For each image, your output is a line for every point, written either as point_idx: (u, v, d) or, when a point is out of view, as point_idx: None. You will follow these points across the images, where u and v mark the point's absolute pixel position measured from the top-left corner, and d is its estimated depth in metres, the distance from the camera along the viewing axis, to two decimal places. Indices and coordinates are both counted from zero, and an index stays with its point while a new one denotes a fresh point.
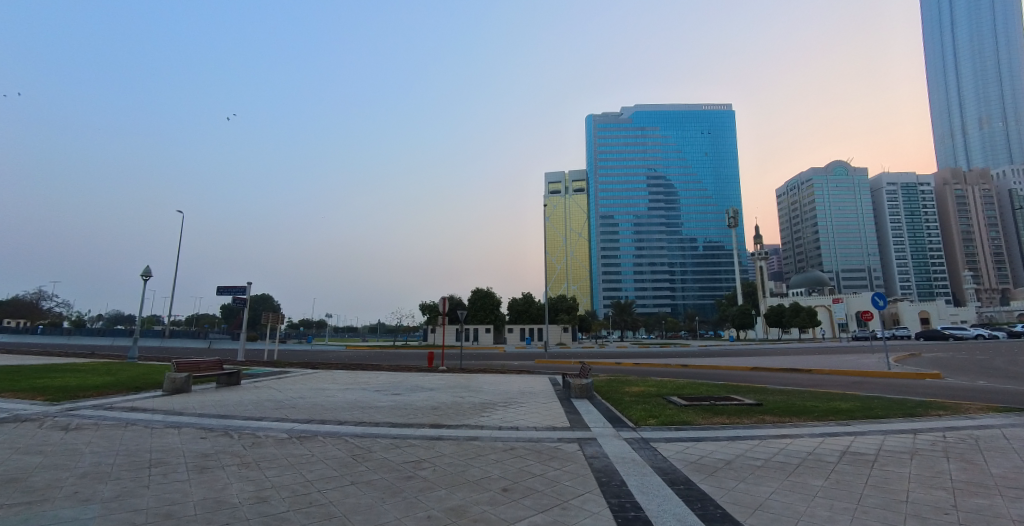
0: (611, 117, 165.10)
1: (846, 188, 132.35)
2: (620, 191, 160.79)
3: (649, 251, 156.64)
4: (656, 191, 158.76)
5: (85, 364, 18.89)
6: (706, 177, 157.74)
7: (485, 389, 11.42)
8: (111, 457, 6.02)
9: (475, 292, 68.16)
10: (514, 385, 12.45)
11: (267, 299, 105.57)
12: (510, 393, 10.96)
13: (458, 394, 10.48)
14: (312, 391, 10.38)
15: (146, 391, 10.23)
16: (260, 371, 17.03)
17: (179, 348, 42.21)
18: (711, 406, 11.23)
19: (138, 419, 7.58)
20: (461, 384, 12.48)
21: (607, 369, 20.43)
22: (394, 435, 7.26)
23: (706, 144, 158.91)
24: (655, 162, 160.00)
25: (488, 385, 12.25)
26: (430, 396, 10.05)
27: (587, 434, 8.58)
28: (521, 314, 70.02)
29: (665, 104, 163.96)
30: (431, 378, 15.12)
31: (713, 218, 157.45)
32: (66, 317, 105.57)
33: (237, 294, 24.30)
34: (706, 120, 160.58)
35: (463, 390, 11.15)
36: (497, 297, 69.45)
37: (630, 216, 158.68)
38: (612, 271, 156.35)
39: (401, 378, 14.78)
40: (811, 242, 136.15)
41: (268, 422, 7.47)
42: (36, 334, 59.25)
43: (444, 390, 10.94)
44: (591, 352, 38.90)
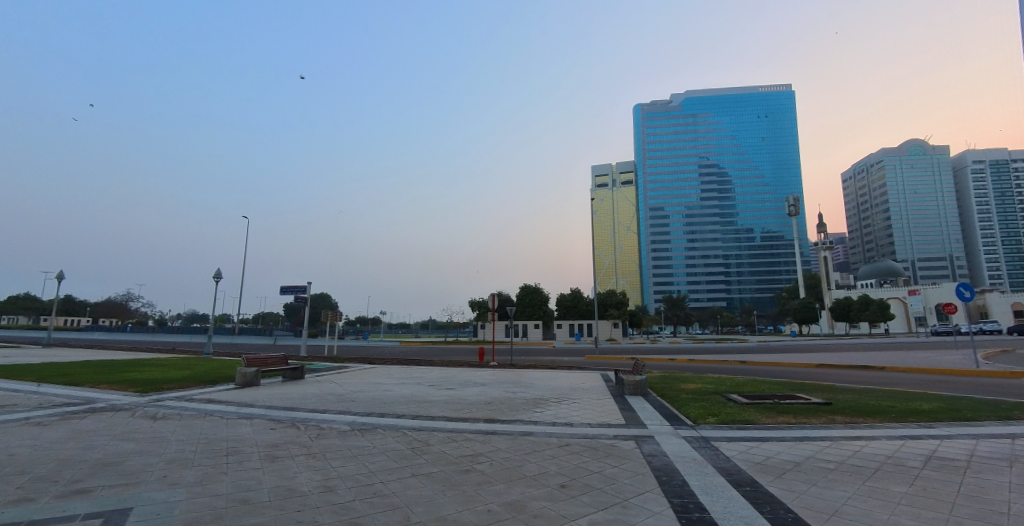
0: (660, 106, 161.44)
1: (922, 168, 122.55)
2: (670, 181, 156.68)
3: (701, 243, 151.09)
4: (709, 179, 153.35)
5: (170, 359, 20.46)
6: (764, 163, 149.76)
7: (537, 385, 11.32)
8: (192, 445, 6.44)
9: (523, 288, 68.38)
10: (565, 381, 12.33)
11: (327, 298, 113.99)
12: (561, 389, 10.86)
13: (510, 389, 10.49)
14: (370, 386, 10.73)
15: (219, 385, 10.82)
16: (322, 366, 17.76)
17: (248, 348, 38.54)
18: (775, 404, 10.62)
19: (216, 410, 8.08)
20: (511, 380, 12.44)
21: (661, 365, 19.85)
22: (451, 429, 7.31)
23: (763, 128, 150.77)
24: (708, 150, 154.34)
25: (539, 381, 12.12)
26: (484, 392, 10.09)
27: (643, 431, 8.31)
28: (569, 310, 69.50)
29: (719, 89, 157.49)
30: (484, 372, 15.26)
31: (770, 207, 149.31)
32: (151, 316, 115.97)
33: (298, 293, 25.50)
34: (763, 103, 152.62)
35: (516, 385, 11.11)
36: (545, 293, 69.27)
37: (680, 207, 154.31)
38: (663, 264, 151.80)
39: (454, 374, 15.01)
40: (881, 229, 126.92)
41: (330, 415, 7.73)
42: (125, 331, 65.01)
43: (496, 386, 10.95)
44: (645, 348, 38.17)
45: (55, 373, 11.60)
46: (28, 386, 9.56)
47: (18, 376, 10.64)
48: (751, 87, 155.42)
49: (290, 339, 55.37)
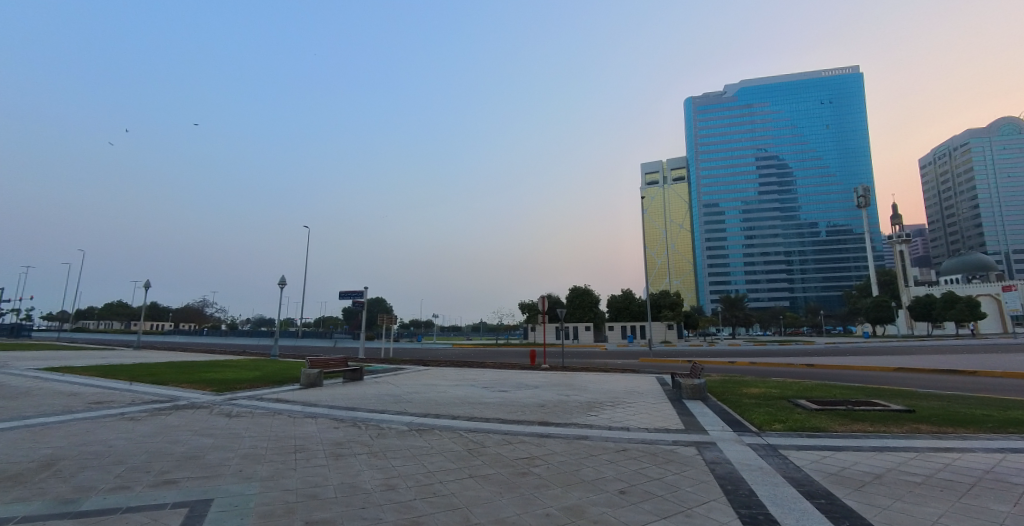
0: (712, 98, 157.08)
1: (1017, 149, 111.14)
2: (724, 176, 151.22)
3: (760, 240, 143.78)
4: (767, 171, 146.22)
5: (243, 360, 21.86)
6: (828, 151, 140.59)
7: (590, 388, 11.11)
8: (263, 442, 6.79)
9: (573, 290, 67.89)
10: (619, 384, 12.03)
11: (382, 302, 118.89)
12: (614, 393, 10.61)
13: (563, 392, 10.36)
14: (425, 387, 10.93)
15: (286, 386, 11.40)
16: (379, 368, 18.36)
17: (309, 348, 45.27)
18: (849, 412, 9.85)
19: (283, 409, 8.50)
20: (563, 382, 12.30)
21: (720, 368, 19.00)
22: (506, 432, 7.30)
23: (827, 115, 141.46)
24: (765, 141, 147.57)
25: (591, 384, 11.91)
26: (536, 394, 10.04)
27: (704, 438, 7.93)
28: (621, 311, 68.27)
29: (776, 77, 150.52)
30: (535, 375, 15.22)
31: (836, 198, 139.62)
32: (224, 320, 125.46)
33: (356, 298, 26.57)
34: (827, 89, 143.27)
35: (569, 388, 10.98)
36: (596, 295, 68.41)
37: (736, 202, 148.25)
38: (718, 263, 145.77)
39: (505, 376, 15.08)
40: (969, 218, 115.61)
41: (389, 415, 7.93)
42: (202, 335, 70.34)
43: (548, 388, 10.86)
44: (703, 350, 36.79)
45: (146, 372, 12.74)
46: (124, 384, 10.54)
47: (114, 375, 11.74)
48: (813, 72, 146.87)
49: (349, 342, 57.69)
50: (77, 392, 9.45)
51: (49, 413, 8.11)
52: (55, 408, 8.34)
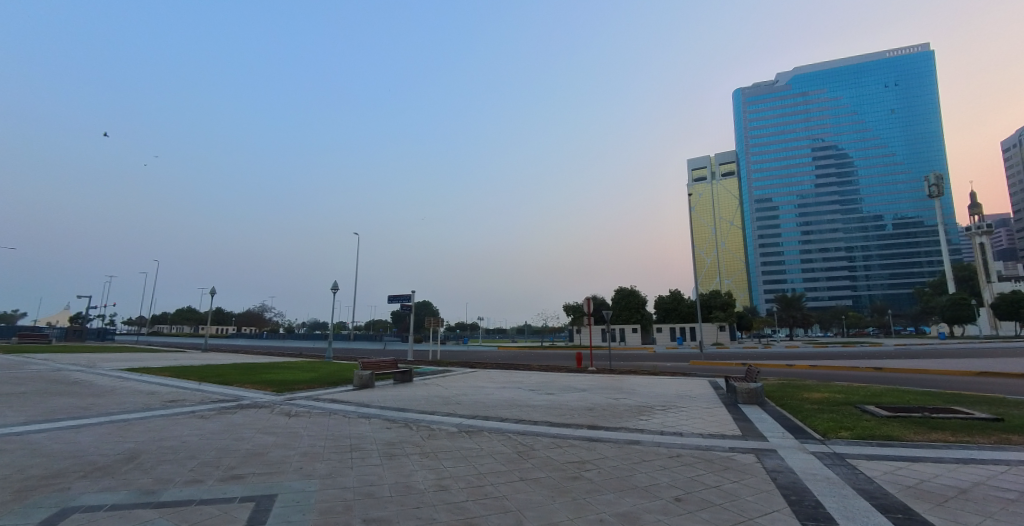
0: (763, 89, 152.08)
1: None
2: (777, 169, 145.37)
3: (818, 236, 136.37)
4: (825, 162, 138.91)
5: (301, 362, 23.00)
6: (893, 138, 131.08)
7: (639, 391, 10.81)
8: (320, 440, 7.07)
9: (619, 292, 66.66)
10: (669, 388, 11.67)
11: (428, 306, 122.05)
12: (665, 396, 10.30)
13: (611, 395, 10.20)
14: (472, 389, 11.03)
15: (340, 386, 11.85)
16: (427, 370, 18.74)
17: (360, 348, 52.72)
18: (926, 419, 9.06)
19: (338, 409, 8.84)
20: (611, 386, 12.09)
21: (778, 372, 18.10)
22: (554, 434, 7.24)
23: (893, 99, 132.03)
24: (822, 131, 140.37)
25: (641, 387, 11.62)
26: (584, 397, 9.90)
27: (762, 444, 7.55)
28: (669, 313, 66.37)
29: (834, 61, 142.83)
30: (583, 378, 15.05)
31: (904, 188, 129.68)
32: (282, 324, 132.01)
33: (405, 301, 27.31)
34: (891, 70, 133.56)
35: (618, 391, 10.77)
36: (643, 296, 66.86)
37: (791, 196, 141.91)
38: (773, 261, 139.47)
39: (552, 379, 14.97)
40: None
41: (440, 416, 8.05)
42: (261, 338, 74.49)
43: (596, 391, 10.69)
44: (758, 353, 35.14)
45: (215, 373, 13.64)
46: (195, 384, 11.30)
47: (188, 375, 12.68)
48: (876, 54, 137.66)
49: (398, 345, 59.49)
50: (154, 391, 10.24)
51: (132, 409, 8.84)
52: (136, 405, 9.07)
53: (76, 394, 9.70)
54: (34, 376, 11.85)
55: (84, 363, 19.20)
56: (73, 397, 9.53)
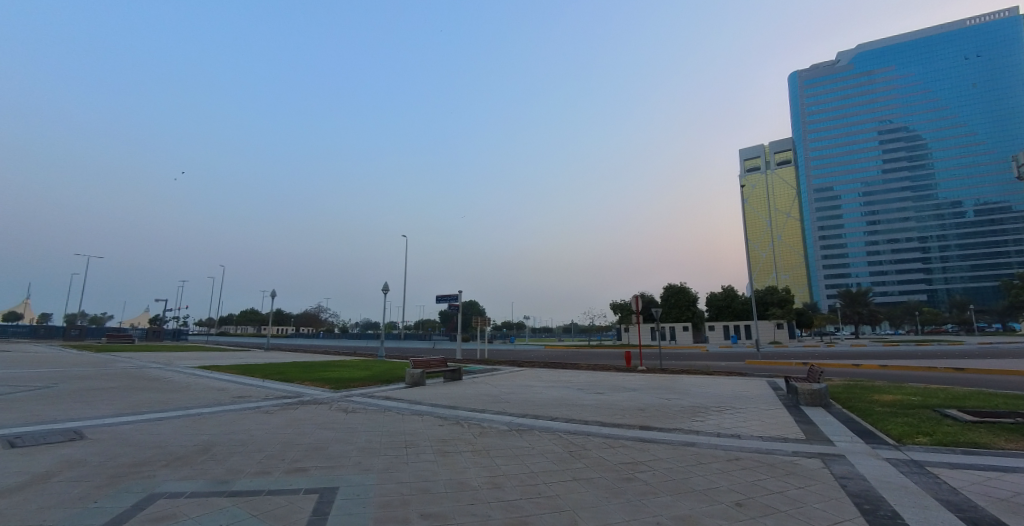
0: (822, 70, 143.39)
1: None
2: (839, 155, 136.59)
3: (885, 227, 127.54)
4: (894, 145, 129.37)
5: (355, 361, 23.93)
6: (974, 116, 120.49)
7: (693, 392, 10.47)
8: (376, 436, 7.30)
9: (668, 288, 64.76)
10: (724, 388, 11.24)
11: (475, 305, 124.73)
12: (720, 397, 9.90)
13: (663, 395, 9.93)
14: (520, 388, 11.05)
15: (393, 385, 12.20)
16: (476, 368, 18.99)
17: (412, 348, 50.83)
18: (1021, 426, 8.18)
19: (392, 406, 9.12)
20: (662, 385, 11.79)
21: (844, 372, 17.02)
22: (606, 435, 7.13)
23: (973, 72, 121.30)
24: (890, 112, 130.88)
25: (693, 387, 11.27)
26: (635, 397, 9.71)
27: (829, 449, 7.10)
28: (722, 310, 64.11)
29: (903, 36, 132.94)
30: (633, 378, 14.75)
31: (987, 170, 118.63)
32: (337, 324, 138.20)
33: (452, 301, 27.82)
34: (971, 42, 122.27)
35: (669, 391, 10.49)
36: (693, 293, 63.84)
37: (855, 183, 133.06)
38: (835, 254, 131.56)
39: (600, 378, 14.81)
40: None
41: (489, 415, 8.12)
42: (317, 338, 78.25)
43: (647, 392, 10.43)
44: (814, 352, 32.95)
45: (277, 371, 14.43)
46: (259, 381, 12.00)
47: (251, 373, 13.45)
48: (950, 25, 127.25)
49: (445, 344, 60.72)
50: (223, 387, 10.95)
51: (205, 404, 9.51)
52: (208, 400, 9.75)
53: (157, 389, 10.56)
54: (120, 373, 12.98)
55: (166, 361, 20.96)
56: (155, 392, 10.37)
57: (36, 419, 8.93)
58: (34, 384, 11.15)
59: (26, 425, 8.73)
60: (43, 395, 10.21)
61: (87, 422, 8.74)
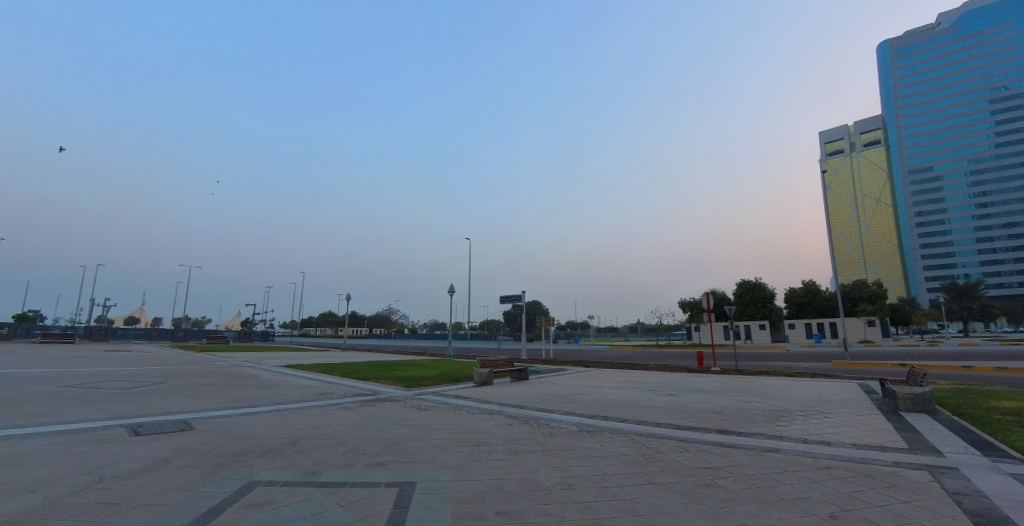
0: (917, 36, 129.15)
1: None
2: (940, 130, 122.48)
3: (1000, 209, 112.30)
4: (1010, 115, 113.85)
5: (425, 360, 24.97)
6: None
7: (774, 394, 9.85)
8: (449, 434, 7.53)
9: (742, 284, 62.04)
10: (809, 391, 10.48)
11: (538, 305, 125.83)
12: (807, 401, 9.21)
13: (741, 398, 9.42)
14: (588, 388, 10.96)
15: (462, 384, 12.57)
16: (541, 368, 19.08)
17: (477, 348, 52.25)
18: None
19: (462, 405, 9.36)
20: (738, 387, 11.20)
21: (954, 375, 15.18)
22: (681, 438, 6.90)
23: None
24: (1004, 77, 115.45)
25: (773, 390, 10.59)
26: (709, 399, 9.32)
27: (939, 461, 6.37)
28: (802, 306, 60.39)
29: None
30: (707, 379, 14.11)
31: None
32: (406, 325, 145.38)
33: (516, 301, 28.15)
34: None
35: (747, 394, 9.95)
36: (770, 289, 60.94)
37: (961, 161, 118.89)
38: (936, 242, 118.96)
39: (671, 378, 14.35)
40: None
41: (558, 416, 8.11)
42: (387, 338, 82.54)
43: (723, 394, 9.95)
44: (912, 353, 29.71)
45: (355, 370, 15.36)
46: (338, 378, 12.84)
47: (332, 371, 14.44)
48: None
49: (508, 344, 61.61)
50: (308, 384, 11.83)
51: (292, 400, 10.29)
52: (295, 396, 10.58)
53: (251, 386, 11.61)
54: (221, 370, 14.46)
55: (258, 359, 22.98)
56: (249, 388, 11.39)
57: (154, 410, 10.13)
58: (152, 379, 12.67)
59: (147, 415, 9.94)
60: (161, 389, 11.61)
61: (195, 414, 9.78)
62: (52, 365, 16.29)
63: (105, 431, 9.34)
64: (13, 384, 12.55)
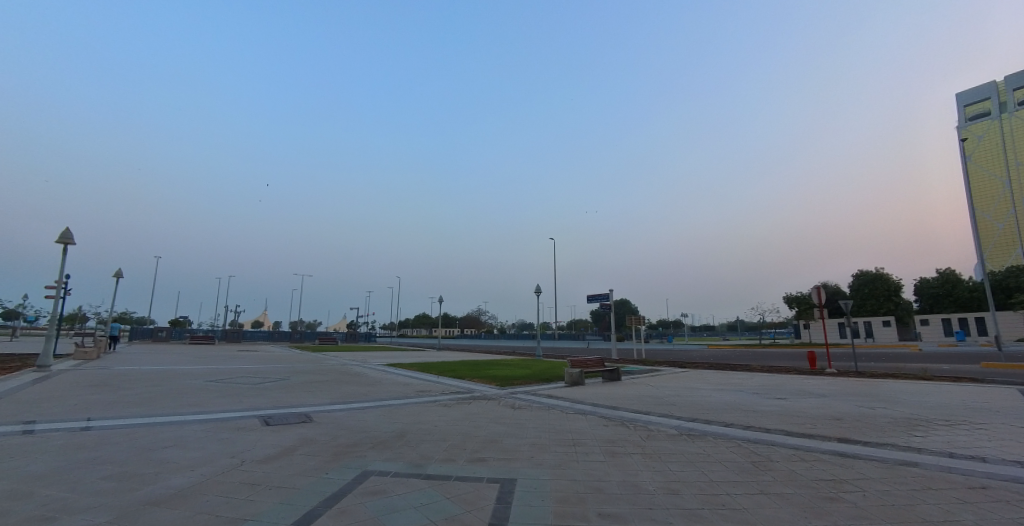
0: None
1: None
2: None
3: None
4: None
5: (515, 360, 25.63)
6: None
7: (909, 402, 8.71)
8: (544, 434, 7.66)
9: (859, 276, 56.38)
10: (953, 398, 9.12)
11: (628, 305, 123.63)
12: (952, 410, 8.02)
13: (864, 405, 8.48)
14: (686, 390, 10.54)
15: (552, 383, 12.74)
16: (632, 368, 18.67)
17: (567, 348, 52.26)
18: None
19: (556, 404, 9.50)
20: (861, 391, 10.10)
21: None
22: (795, 446, 6.40)
23: None
24: None
25: (906, 395, 9.42)
26: (827, 405, 8.51)
27: None
28: (939, 300, 53.79)
29: None
30: (824, 382, 12.85)
31: None
32: (494, 324, 150.73)
33: (603, 301, 27.85)
34: None
35: (873, 400, 8.94)
36: (897, 280, 54.43)
37: None
38: None
39: (779, 381, 13.30)
40: None
41: (656, 418, 7.92)
42: (475, 338, 86.09)
43: (844, 400, 9.01)
44: None
45: (450, 369, 16.24)
46: (436, 377, 13.63)
47: (430, 370, 15.36)
48: None
49: (596, 343, 61.36)
50: (409, 382, 12.77)
51: (396, 397, 11.11)
52: (398, 393, 11.44)
53: (360, 383, 12.76)
54: (334, 369, 16.06)
55: (365, 358, 25.19)
56: (357, 385, 12.51)
57: (281, 403, 11.52)
58: (278, 376, 14.44)
59: (274, 408, 11.30)
60: (286, 384, 13.20)
61: (314, 407, 10.96)
62: (203, 363, 19.24)
63: (242, 420, 10.80)
64: (174, 378, 15.05)
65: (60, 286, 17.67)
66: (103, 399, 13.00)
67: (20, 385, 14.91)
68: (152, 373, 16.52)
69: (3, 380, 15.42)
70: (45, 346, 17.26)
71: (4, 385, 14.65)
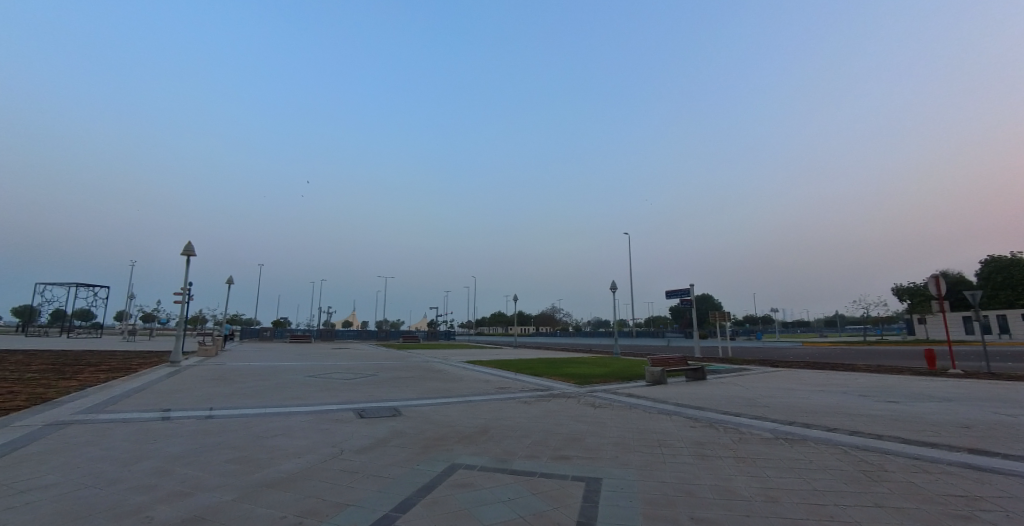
0: None
1: None
2: None
3: None
4: None
5: (593, 358, 25.40)
6: None
7: None
8: (628, 434, 7.60)
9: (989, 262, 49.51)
10: None
11: (710, 300, 117.13)
12: None
13: (1003, 412, 7.44)
14: (781, 391, 9.91)
15: (633, 382, 12.53)
16: (717, 367, 17.77)
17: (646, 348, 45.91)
18: None
19: (638, 404, 9.37)
20: (997, 396, 8.85)
21: None
22: (914, 456, 5.81)
23: None
24: None
25: None
26: (954, 411, 7.58)
27: None
28: None
29: None
30: (949, 385, 11.41)
31: None
32: (569, 322, 150.10)
33: (683, 296, 26.70)
34: None
35: (1014, 407, 7.81)
36: None
37: None
38: None
39: (893, 382, 12.02)
40: None
41: (748, 420, 7.56)
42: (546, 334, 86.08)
43: (975, 406, 7.97)
44: None
45: (527, 366, 16.52)
46: (514, 375, 13.95)
47: (508, 368, 15.74)
48: None
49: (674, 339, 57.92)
50: (489, 379, 13.20)
51: (478, 393, 11.57)
52: (480, 390, 11.89)
53: (442, 379, 13.41)
54: (417, 365, 17.00)
55: (446, 357, 26.22)
56: (441, 381, 13.17)
57: (373, 398, 12.44)
58: (369, 372, 15.55)
59: (366, 402, 12.23)
60: (376, 380, 14.21)
61: (402, 402, 11.72)
62: (304, 359, 21.16)
63: (340, 413, 11.80)
64: (280, 373, 16.78)
65: (185, 293, 20.23)
66: (224, 390, 14.84)
67: (159, 378, 17.39)
68: (262, 368, 18.50)
69: (145, 373, 18.01)
70: (175, 345, 19.91)
71: (145, 378, 17.10)
